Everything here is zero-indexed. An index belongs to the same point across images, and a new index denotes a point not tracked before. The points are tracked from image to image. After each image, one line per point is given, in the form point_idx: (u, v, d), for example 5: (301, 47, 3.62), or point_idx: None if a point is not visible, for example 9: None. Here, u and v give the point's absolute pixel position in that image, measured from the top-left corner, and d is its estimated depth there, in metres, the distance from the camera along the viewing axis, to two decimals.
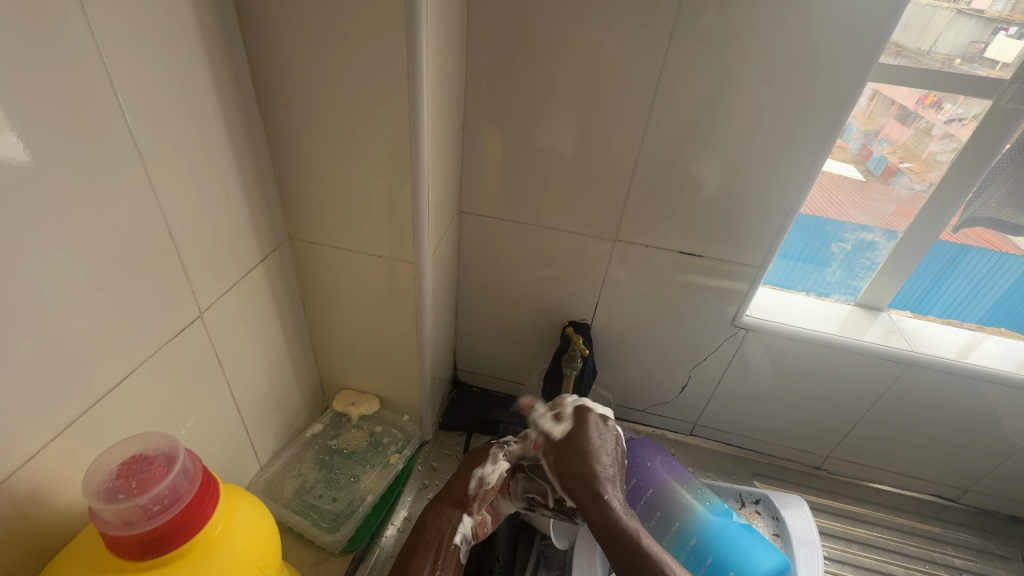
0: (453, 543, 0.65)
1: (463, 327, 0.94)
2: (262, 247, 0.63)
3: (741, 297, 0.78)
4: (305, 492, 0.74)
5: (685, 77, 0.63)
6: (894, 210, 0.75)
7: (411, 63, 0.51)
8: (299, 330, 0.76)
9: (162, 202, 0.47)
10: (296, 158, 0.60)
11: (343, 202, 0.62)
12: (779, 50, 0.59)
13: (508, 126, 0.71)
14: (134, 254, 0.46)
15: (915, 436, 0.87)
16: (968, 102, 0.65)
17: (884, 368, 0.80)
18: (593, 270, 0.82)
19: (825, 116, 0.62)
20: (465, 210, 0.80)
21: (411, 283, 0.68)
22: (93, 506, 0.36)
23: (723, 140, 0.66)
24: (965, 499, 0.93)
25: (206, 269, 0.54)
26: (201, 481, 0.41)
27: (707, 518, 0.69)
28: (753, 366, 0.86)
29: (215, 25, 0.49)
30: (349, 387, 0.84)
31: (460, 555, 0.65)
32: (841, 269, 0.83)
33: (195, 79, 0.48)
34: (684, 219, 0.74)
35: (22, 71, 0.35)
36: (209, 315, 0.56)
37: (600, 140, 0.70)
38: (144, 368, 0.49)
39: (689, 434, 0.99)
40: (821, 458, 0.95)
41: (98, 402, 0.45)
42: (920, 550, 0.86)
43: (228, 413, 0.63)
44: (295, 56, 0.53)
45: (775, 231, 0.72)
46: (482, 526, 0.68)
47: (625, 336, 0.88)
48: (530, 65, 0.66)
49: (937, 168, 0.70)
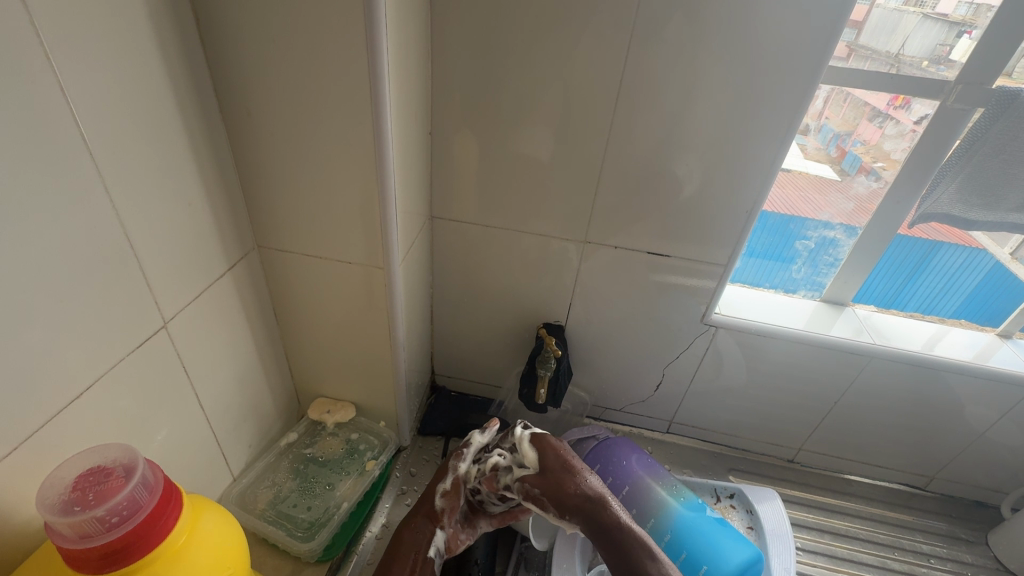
0: (427, 558, 0.60)
1: (439, 332, 0.95)
2: (228, 255, 0.62)
3: (709, 295, 0.80)
4: (280, 502, 0.73)
5: (645, 82, 0.65)
6: (856, 207, 0.77)
7: (374, 71, 0.51)
8: (272, 338, 0.75)
9: (120, 212, 0.47)
10: (261, 166, 0.60)
11: (311, 209, 0.62)
12: (737, 53, 0.61)
13: (476, 132, 0.72)
14: (92, 264, 0.45)
15: (882, 427, 0.89)
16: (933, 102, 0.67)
17: (850, 362, 0.82)
18: (566, 272, 0.82)
19: (781, 119, 0.65)
20: (438, 215, 0.81)
21: (382, 288, 0.68)
22: (47, 520, 0.36)
23: (685, 142, 0.68)
24: (932, 487, 0.96)
25: (170, 278, 0.54)
26: (162, 491, 0.40)
27: (679, 513, 0.71)
28: (725, 362, 0.87)
29: (174, 34, 0.49)
30: (324, 395, 0.83)
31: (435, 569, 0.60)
32: (806, 266, 0.85)
33: (153, 86, 0.48)
34: (652, 219, 0.75)
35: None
36: (174, 325, 0.56)
37: (568, 144, 0.71)
38: (106, 380, 0.49)
39: (666, 431, 1.00)
40: (794, 451, 0.97)
41: (56, 415, 0.45)
42: (889, 538, 0.89)
43: (197, 424, 0.62)
44: (257, 64, 0.53)
45: (740, 229, 0.74)
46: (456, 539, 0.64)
47: (600, 336, 0.89)
48: (497, 70, 0.67)
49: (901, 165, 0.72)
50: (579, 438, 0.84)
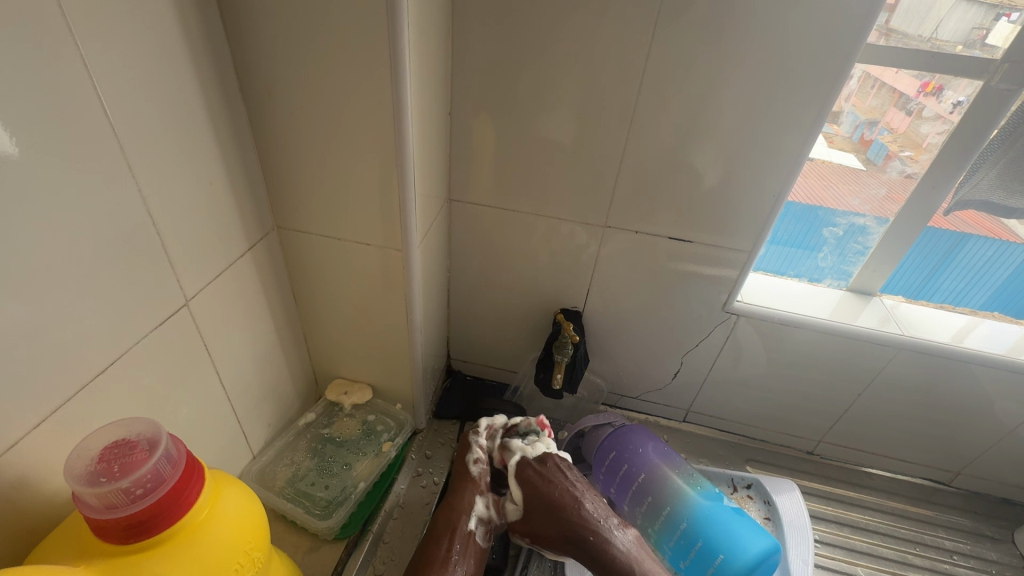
0: (468, 527, 0.65)
1: (455, 316, 0.94)
2: (248, 235, 0.62)
3: (731, 283, 0.78)
4: (298, 480, 0.74)
5: (673, 62, 0.62)
6: (887, 194, 0.74)
7: (394, 48, 0.50)
8: (290, 319, 0.76)
9: (144, 189, 0.47)
10: (280, 147, 0.60)
11: (329, 190, 0.62)
12: (772, 30, 0.58)
13: (496, 113, 0.71)
14: (118, 242, 0.46)
15: (906, 420, 0.87)
16: (966, 86, 0.65)
17: (876, 353, 0.80)
18: (585, 258, 0.81)
19: (815, 98, 0.62)
20: (455, 198, 0.80)
21: (400, 271, 0.67)
22: (75, 490, 0.37)
23: (713, 125, 0.66)
24: (956, 482, 0.93)
25: (191, 258, 0.54)
26: (185, 465, 0.41)
27: (696, 502, 0.70)
28: (745, 351, 0.86)
29: (193, 9, 0.48)
30: (341, 377, 0.84)
31: (478, 538, 0.66)
32: (832, 254, 0.82)
33: (175, 65, 0.48)
34: (675, 205, 0.73)
35: None
36: (195, 303, 0.56)
37: (590, 126, 0.69)
38: (130, 356, 0.49)
39: (683, 420, 0.99)
40: (814, 443, 0.95)
41: (81, 390, 0.45)
42: (910, 533, 0.87)
43: (217, 402, 0.63)
44: (277, 43, 0.52)
45: (767, 215, 0.71)
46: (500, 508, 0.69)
47: (617, 322, 0.88)
48: (518, 50, 0.65)
49: (932, 152, 0.69)
50: (594, 425, 0.84)
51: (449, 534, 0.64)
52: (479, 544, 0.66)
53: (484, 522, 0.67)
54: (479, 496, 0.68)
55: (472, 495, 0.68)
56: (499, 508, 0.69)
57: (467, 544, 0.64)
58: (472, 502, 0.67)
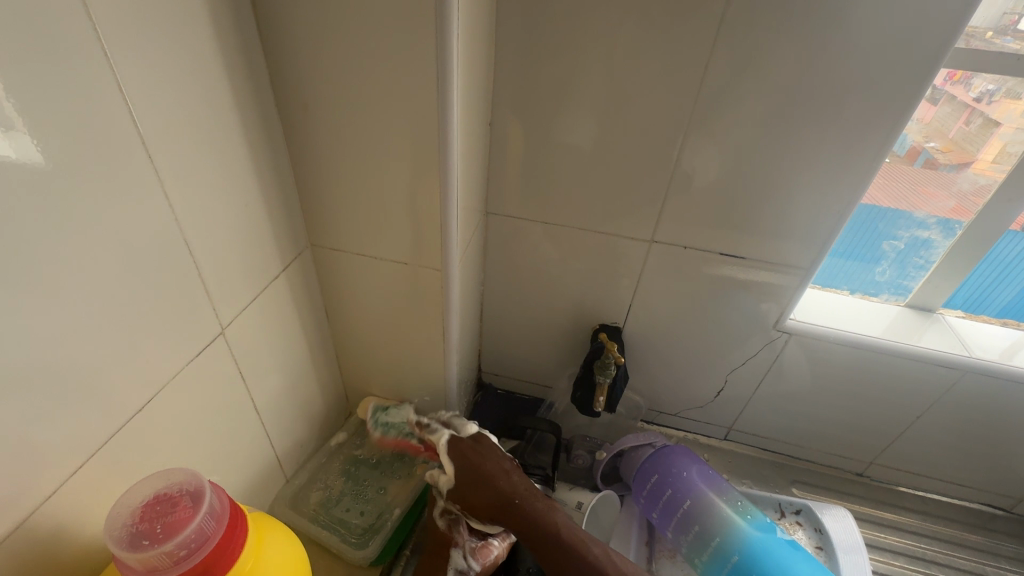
0: None
1: (488, 330, 0.91)
2: (282, 256, 0.60)
3: (786, 301, 0.74)
4: (332, 505, 0.71)
5: (732, 69, 0.58)
6: (955, 205, 0.69)
7: (440, 61, 0.47)
8: (322, 338, 0.73)
9: (179, 218, 0.44)
10: (316, 165, 0.57)
11: (366, 209, 0.59)
12: (844, 34, 0.54)
13: (538, 124, 0.67)
14: (153, 275, 0.43)
15: (968, 443, 0.82)
16: (997, 76, 0.61)
17: (938, 376, 0.75)
18: (627, 273, 0.78)
19: (890, 108, 0.57)
20: (492, 211, 0.76)
21: (438, 291, 0.65)
22: (116, 555, 0.35)
23: (774, 136, 0.61)
24: (1019, 509, 0.88)
25: (226, 284, 0.52)
26: (228, 518, 0.39)
27: (747, 534, 0.67)
28: (794, 371, 0.82)
29: (229, 23, 0.46)
30: (373, 395, 0.81)
31: None
32: (891, 268, 0.77)
33: (211, 84, 0.45)
34: (727, 219, 0.69)
35: (13, 82, 0.31)
36: (230, 331, 0.54)
37: (638, 138, 0.65)
38: (166, 391, 0.47)
39: (724, 438, 0.95)
40: (864, 465, 0.90)
41: (117, 431, 0.43)
42: (971, 563, 0.82)
43: (250, 429, 0.61)
44: (315, 56, 0.49)
45: (829, 230, 0.67)
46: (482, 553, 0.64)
47: (658, 339, 0.84)
48: (564, 57, 0.61)
49: (961, 143, 0.66)
50: (634, 446, 0.80)
51: None
52: None
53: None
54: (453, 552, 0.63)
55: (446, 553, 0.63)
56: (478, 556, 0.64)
57: None
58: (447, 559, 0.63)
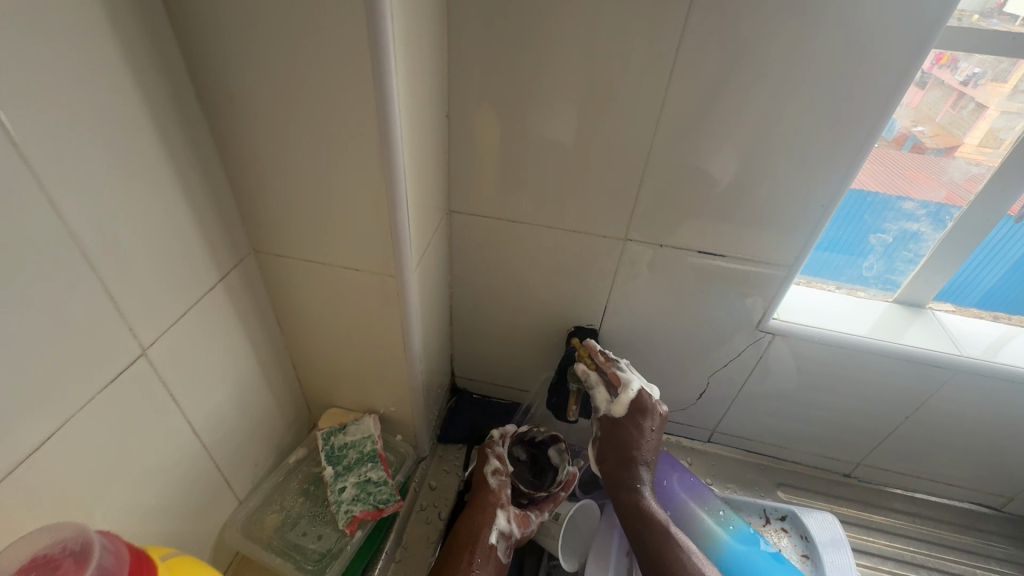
0: (489, 542, 0.64)
1: (459, 333, 0.87)
2: (219, 265, 0.55)
3: (767, 301, 0.70)
4: (287, 530, 0.67)
5: (707, 53, 0.53)
6: (946, 195, 0.66)
7: (376, 47, 0.42)
8: (275, 349, 0.68)
9: (79, 231, 0.39)
10: (250, 164, 0.52)
11: (310, 212, 0.54)
12: (827, 13, 0.49)
13: (499, 115, 0.62)
14: (49, 297, 0.38)
15: (957, 443, 0.79)
16: (984, 59, 0.57)
17: (926, 376, 0.72)
18: (601, 273, 0.73)
19: (876, 93, 0.53)
20: (456, 209, 0.71)
21: (395, 299, 0.60)
22: None
23: (752, 126, 0.57)
24: (1008, 508, 0.86)
25: (148, 301, 0.47)
26: (127, 563, 0.38)
27: (728, 545, 0.64)
28: (777, 373, 0.79)
29: (132, 5, 0.40)
30: (336, 405, 0.77)
31: (499, 552, 0.65)
32: (879, 262, 0.74)
33: (112, 76, 0.39)
34: (704, 215, 0.65)
35: None
36: (156, 351, 0.49)
37: (608, 129, 0.60)
38: (76, 424, 0.42)
39: (707, 441, 0.92)
40: (851, 466, 0.88)
41: (11, 475, 0.38)
42: (960, 567, 0.80)
43: (190, 453, 0.56)
44: (236, 43, 0.44)
45: (812, 225, 0.63)
46: (523, 519, 0.68)
47: (637, 341, 0.80)
48: (524, 42, 0.56)
49: (947, 129, 0.62)
50: None
51: (473, 545, 0.64)
52: (500, 558, 0.65)
53: (505, 535, 0.66)
54: (499, 509, 0.67)
55: (494, 508, 0.66)
56: (521, 522, 0.67)
57: (488, 559, 0.63)
58: (493, 516, 0.66)
